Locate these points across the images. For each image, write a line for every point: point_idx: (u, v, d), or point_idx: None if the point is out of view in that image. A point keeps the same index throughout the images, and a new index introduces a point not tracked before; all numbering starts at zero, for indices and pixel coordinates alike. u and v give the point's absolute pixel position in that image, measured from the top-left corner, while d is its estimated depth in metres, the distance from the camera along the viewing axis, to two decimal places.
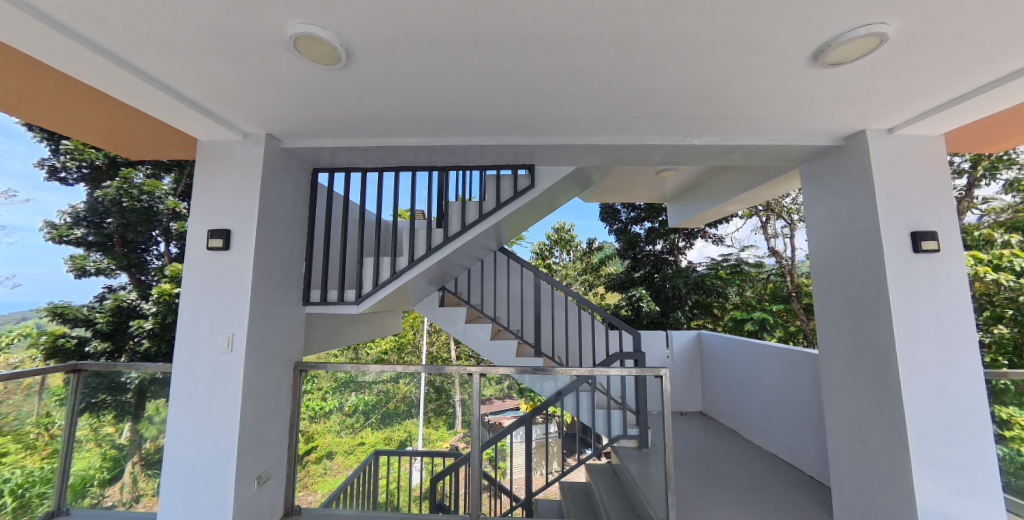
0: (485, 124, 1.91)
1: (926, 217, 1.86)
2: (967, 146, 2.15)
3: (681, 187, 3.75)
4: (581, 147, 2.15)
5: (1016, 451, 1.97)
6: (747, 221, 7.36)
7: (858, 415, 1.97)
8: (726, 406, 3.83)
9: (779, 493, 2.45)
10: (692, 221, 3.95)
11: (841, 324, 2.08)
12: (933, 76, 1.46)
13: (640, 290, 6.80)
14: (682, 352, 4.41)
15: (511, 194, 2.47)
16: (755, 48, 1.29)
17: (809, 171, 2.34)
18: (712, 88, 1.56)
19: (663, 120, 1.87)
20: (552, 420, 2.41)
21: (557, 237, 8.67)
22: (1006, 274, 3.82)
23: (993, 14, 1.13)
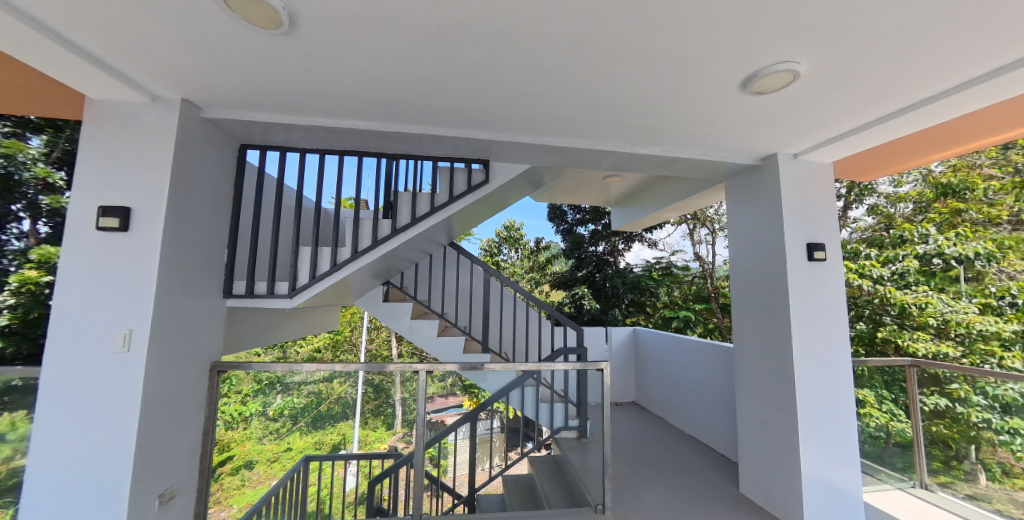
0: (443, 114, 1.86)
1: (818, 232, 2.22)
2: (848, 174, 2.61)
3: (625, 193, 3.98)
4: (537, 147, 2.20)
5: (863, 423, 2.54)
6: (678, 228, 7.96)
7: (763, 400, 2.29)
8: (657, 398, 4.14)
9: (699, 471, 2.75)
10: (633, 225, 4.23)
11: (752, 321, 2.39)
12: (829, 111, 1.74)
13: (583, 289, 7.32)
14: (619, 347, 4.72)
15: (464, 188, 2.45)
16: (698, 71, 1.43)
17: (731, 186, 2.65)
18: (659, 102, 1.70)
19: (615, 129, 1.99)
20: (495, 416, 2.50)
21: (507, 235, 8.82)
22: (866, 280, 4.64)
23: (874, 64, 1.38)
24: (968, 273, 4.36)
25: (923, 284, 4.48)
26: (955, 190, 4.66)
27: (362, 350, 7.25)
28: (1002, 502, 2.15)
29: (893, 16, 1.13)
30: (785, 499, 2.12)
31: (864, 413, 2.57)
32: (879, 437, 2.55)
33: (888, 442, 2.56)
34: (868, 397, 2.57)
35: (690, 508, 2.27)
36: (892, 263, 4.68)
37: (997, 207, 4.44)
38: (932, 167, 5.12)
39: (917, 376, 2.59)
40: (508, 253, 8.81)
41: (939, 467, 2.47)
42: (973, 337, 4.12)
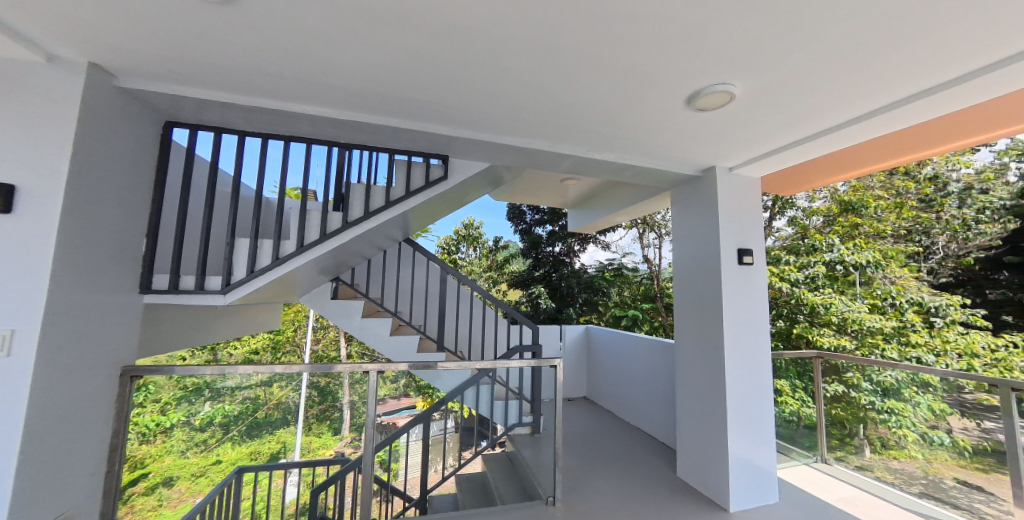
0: (402, 106, 1.80)
1: (749, 239, 2.47)
2: (774, 189, 2.92)
3: (581, 196, 4.11)
4: (498, 146, 2.20)
5: (778, 409, 2.96)
6: (629, 231, 8.21)
7: (699, 392, 2.50)
8: (606, 393, 4.34)
9: (643, 460, 2.93)
10: (588, 228, 4.39)
11: (691, 320, 2.60)
12: (760, 131, 1.95)
13: (539, 288, 7.70)
14: (572, 344, 4.88)
15: (421, 183, 2.37)
16: (652, 84, 1.53)
17: (676, 195, 2.85)
18: (616, 111, 1.78)
19: (574, 133, 2.05)
20: (450, 415, 2.42)
21: (465, 234, 8.46)
22: (783, 283, 5.17)
23: (795, 91, 1.57)
24: (863, 277, 5.10)
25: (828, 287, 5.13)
26: (855, 207, 5.40)
27: (307, 351, 6.75)
28: (880, 470, 2.58)
29: (811, 50, 1.30)
30: (716, 480, 2.34)
31: (781, 400, 3.01)
32: (792, 421, 2.96)
33: (798, 424, 2.95)
34: (783, 387, 3.01)
35: (634, 494, 2.42)
36: (806, 269, 5.24)
37: (884, 223, 5.34)
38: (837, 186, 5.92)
39: (821, 366, 2.98)
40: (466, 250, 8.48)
41: (836, 445, 2.86)
42: (864, 332, 4.73)
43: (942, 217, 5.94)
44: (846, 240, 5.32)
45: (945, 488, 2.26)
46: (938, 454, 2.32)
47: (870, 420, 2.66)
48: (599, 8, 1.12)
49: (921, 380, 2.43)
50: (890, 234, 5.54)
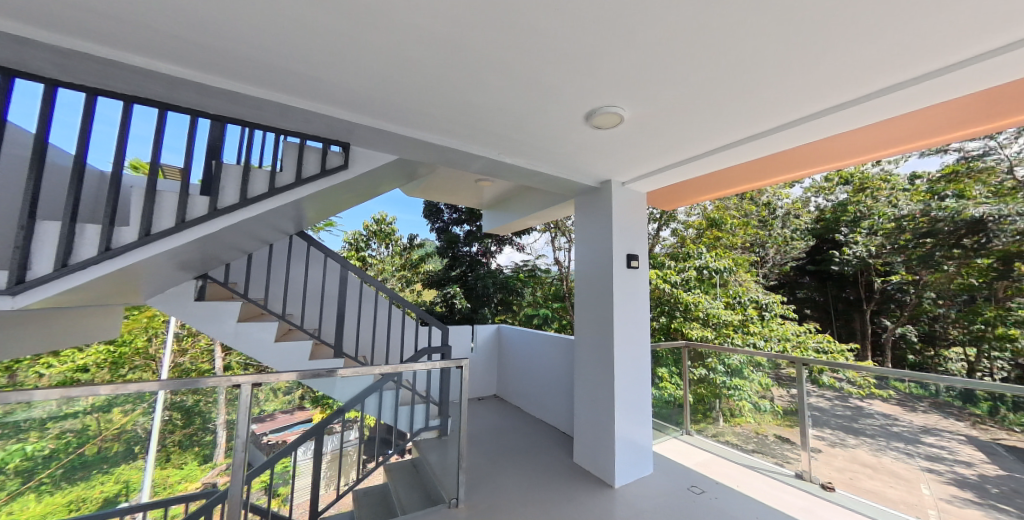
0: (292, 82, 1.60)
1: (637, 246, 2.81)
2: (659, 204, 3.38)
3: (495, 198, 4.19)
4: (406, 139, 2.11)
5: (659, 392, 3.43)
6: (542, 235, 8.73)
7: (594, 383, 2.75)
8: (515, 390, 4.47)
9: (545, 451, 3.10)
10: (502, 229, 4.48)
11: (588, 318, 2.85)
12: (645, 152, 2.23)
13: (454, 288, 7.45)
14: (484, 344, 4.90)
15: (316, 171, 2.13)
16: (556, 96, 1.65)
17: (579, 203, 3.09)
18: (524, 118, 1.86)
19: (484, 135, 2.09)
20: (350, 427, 2.13)
21: (376, 229, 8.41)
22: (663, 282, 5.90)
23: (669, 120, 1.85)
24: (723, 280, 6.19)
25: (699, 287, 5.99)
26: (718, 224, 6.57)
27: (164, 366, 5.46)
28: (729, 435, 3.20)
29: (678, 85, 1.55)
30: (604, 460, 2.62)
31: (661, 384, 3.49)
32: (670, 402, 3.46)
33: (673, 405, 3.47)
34: (662, 374, 3.47)
35: (535, 485, 2.54)
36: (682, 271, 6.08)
37: (736, 237, 6.63)
38: (706, 206, 7.12)
39: (688, 353, 3.51)
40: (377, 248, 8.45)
41: (701, 418, 3.42)
42: (722, 325, 5.70)
43: (772, 234, 7.61)
44: (710, 249, 6.44)
45: (769, 442, 2.89)
46: (764, 417, 2.94)
47: (724, 395, 3.25)
48: (504, 11, 1.17)
49: (755, 361, 3.03)
50: (737, 246, 6.93)
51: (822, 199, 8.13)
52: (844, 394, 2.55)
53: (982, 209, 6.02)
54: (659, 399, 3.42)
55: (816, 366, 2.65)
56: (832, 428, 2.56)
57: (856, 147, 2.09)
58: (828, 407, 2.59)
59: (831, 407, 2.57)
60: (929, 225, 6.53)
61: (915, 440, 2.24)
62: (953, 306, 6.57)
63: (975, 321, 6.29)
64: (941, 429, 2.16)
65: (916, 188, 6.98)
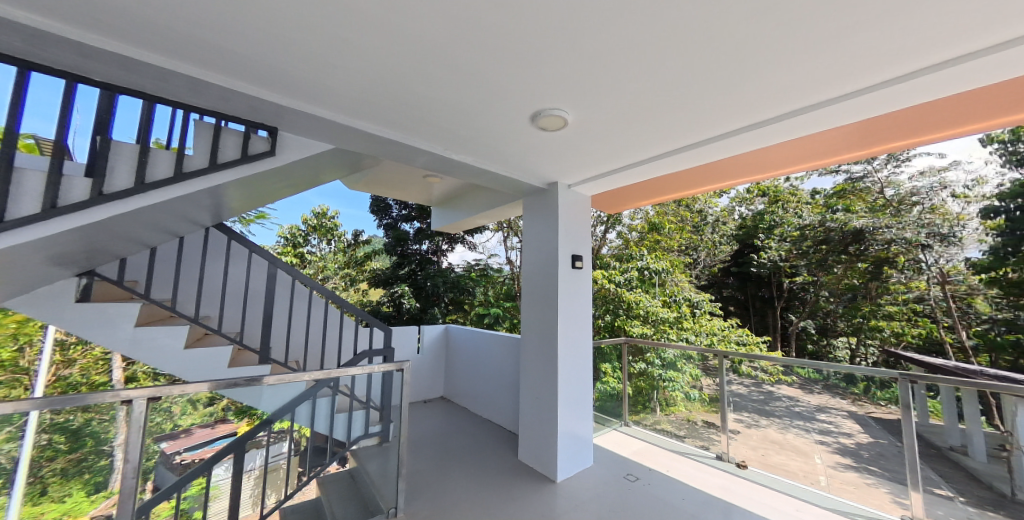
0: (206, 55, 1.43)
1: (581, 247, 2.91)
2: (604, 207, 3.53)
3: (444, 195, 4.09)
4: (343, 128, 1.99)
5: (604, 386, 3.59)
6: (496, 234, 8.56)
7: (539, 380, 2.80)
8: (462, 391, 4.41)
9: (490, 451, 3.09)
10: (451, 227, 4.40)
11: (534, 317, 2.89)
12: (588, 156, 2.33)
13: (403, 287, 7.47)
14: (431, 345, 4.72)
15: (234, 155, 1.92)
16: (502, 95, 1.66)
17: (527, 203, 3.13)
18: (471, 115, 1.85)
19: (430, 130, 2.03)
20: (282, 438, 1.90)
21: (316, 223, 7.56)
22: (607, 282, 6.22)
23: (609, 127, 1.94)
24: (661, 280, 6.64)
25: (640, 287, 6.39)
26: (658, 228, 7.07)
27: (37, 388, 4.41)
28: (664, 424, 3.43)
29: (615, 94, 1.63)
30: (548, 456, 2.68)
31: (604, 378, 3.65)
32: (611, 395, 3.62)
33: (613, 399, 3.64)
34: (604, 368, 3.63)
35: (478, 487, 2.52)
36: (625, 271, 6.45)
37: (674, 240, 7.19)
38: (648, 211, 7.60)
39: (627, 349, 3.73)
40: (318, 244, 7.64)
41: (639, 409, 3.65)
42: (661, 322, 6.11)
43: None
44: (651, 251, 6.89)
45: (698, 428, 3.15)
46: (694, 405, 3.19)
47: (660, 386, 3.51)
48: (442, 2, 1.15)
49: (686, 354, 3.31)
50: (673, 249, 7.49)
51: (744, 208, 9.09)
52: (759, 381, 2.88)
53: (863, 221, 7.13)
54: (604, 392, 3.58)
55: (735, 358, 2.94)
56: (749, 412, 2.87)
57: (770, 161, 2.36)
58: (746, 393, 2.90)
59: (748, 393, 2.89)
60: (824, 232, 7.65)
61: (811, 417, 2.59)
62: (840, 303, 7.88)
63: (855, 315, 7.59)
64: (832, 406, 2.52)
65: (816, 202, 8.09)
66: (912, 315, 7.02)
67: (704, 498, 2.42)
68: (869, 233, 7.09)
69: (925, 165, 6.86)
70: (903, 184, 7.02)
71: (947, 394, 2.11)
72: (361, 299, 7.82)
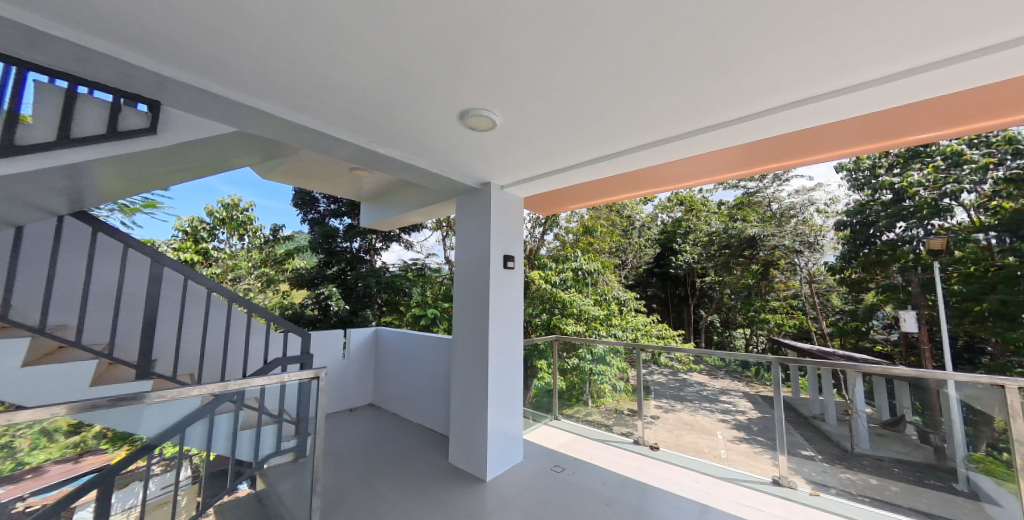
0: (52, 5, 1.18)
1: (512, 247, 2.97)
2: (537, 208, 3.63)
3: (375, 190, 3.85)
4: (246, 109, 1.78)
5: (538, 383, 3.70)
6: (434, 232, 8.40)
7: (470, 381, 2.78)
8: (392, 396, 4.21)
9: (418, 456, 2.99)
10: (382, 224, 4.17)
11: (466, 316, 2.87)
12: (519, 158, 2.38)
13: (330, 287, 6.95)
14: (357, 350, 4.37)
15: (98, 130, 1.62)
16: (428, 90, 1.62)
17: (459, 202, 3.09)
18: (396, 108, 1.78)
19: (351, 120, 1.91)
20: (180, 464, 1.64)
21: (225, 216, 6.53)
22: (544, 282, 6.44)
23: (536, 131, 2.01)
24: (593, 279, 7.03)
25: (575, 287, 6.72)
26: (591, 231, 7.49)
27: None
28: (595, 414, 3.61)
29: (540, 99, 1.69)
30: (478, 456, 2.68)
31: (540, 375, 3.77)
32: (543, 391, 3.73)
33: (544, 395, 3.75)
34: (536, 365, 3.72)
35: (404, 496, 2.42)
36: (561, 272, 6.74)
37: (604, 243, 7.69)
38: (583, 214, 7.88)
39: (558, 345, 3.88)
40: (226, 239, 6.65)
41: (571, 403, 3.77)
42: (594, 321, 6.39)
43: (630, 243, 9.07)
44: (585, 253, 7.28)
45: (625, 417, 3.37)
46: (620, 395, 3.39)
47: (591, 379, 3.67)
48: None
49: (615, 349, 3.51)
50: (605, 250, 8.00)
51: (666, 215, 9.98)
52: (676, 370, 3.19)
53: (755, 230, 8.39)
54: (540, 388, 3.70)
55: (654, 350, 3.24)
56: (667, 398, 3.17)
57: (679, 173, 2.64)
58: (665, 381, 3.20)
59: (666, 381, 3.18)
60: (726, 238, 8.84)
61: (714, 398, 2.96)
62: (739, 298, 9.38)
63: (749, 309, 9.19)
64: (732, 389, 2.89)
65: (722, 211, 9.25)
66: (790, 309, 8.68)
67: (623, 481, 2.62)
68: (760, 240, 8.38)
69: (799, 186, 8.11)
70: (784, 200, 8.35)
71: (812, 374, 2.60)
72: (282, 302, 7.05)
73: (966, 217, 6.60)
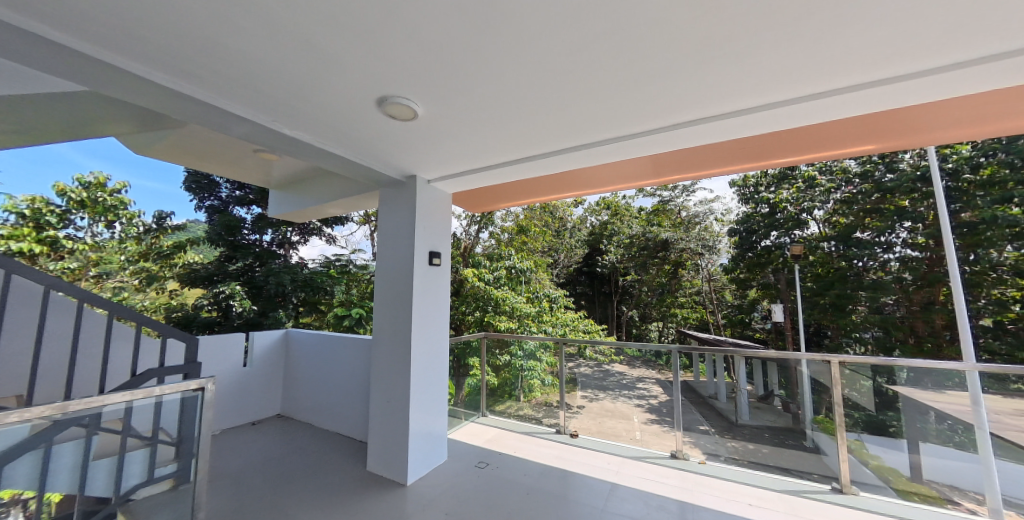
0: None
1: (438, 244, 2.90)
2: (468, 205, 3.59)
3: (288, 177, 3.44)
4: (104, 67, 1.47)
5: (468, 380, 3.69)
6: (360, 228, 7.92)
7: (392, 385, 2.65)
8: (304, 406, 3.82)
9: (332, 467, 2.77)
10: (296, 215, 3.75)
11: (387, 316, 2.73)
12: (445, 152, 2.33)
13: (232, 286, 6.00)
14: (263, 356, 3.87)
15: None
16: (341, 71, 1.51)
17: (382, 195, 2.92)
18: (303, 87, 1.62)
19: (249, 95, 1.70)
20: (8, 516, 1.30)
21: (79, 195, 5.33)
22: (478, 279, 6.45)
23: (459, 125, 1.98)
24: (526, 278, 7.15)
25: (508, 285, 6.79)
26: (525, 230, 7.64)
27: None
28: (527, 408, 3.69)
29: (462, 94, 1.68)
30: (398, 460, 2.58)
31: (472, 373, 3.76)
32: (471, 389, 3.71)
33: (473, 393, 3.74)
34: (466, 363, 3.69)
35: (312, 512, 2.22)
36: (496, 271, 6.78)
37: (537, 242, 7.89)
38: (517, 213, 8.02)
39: (487, 343, 3.87)
40: (87, 226, 5.45)
41: (501, 399, 3.80)
42: (528, 319, 6.51)
43: (561, 243, 9.43)
44: (519, 252, 7.41)
45: (553, 408, 3.49)
46: (547, 390, 3.53)
47: (523, 375, 3.72)
48: None
49: (545, 344, 3.65)
50: (538, 249, 8.20)
51: (594, 218, 10.57)
52: (599, 362, 3.48)
53: (668, 234, 9.31)
54: (469, 386, 3.69)
55: (580, 344, 3.46)
56: (591, 388, 3.43)
57: (599, 178, 2.84)
58: (590, 373, 3.47)
59: (591, 372, 3.46)
60: (644, 240, 9.72)
61: (632, 386, 3.29)
62: (653, 294, 10.39)
63: (664, 307, 10.25)
64: (645, 378, 3.22)
65: (642, 216, 9.87)
66: (695, 303, 9.93)
67: (545, 470, 2.74)
68: (672, 243, 9.37)
69: (702, 197, 9.17)
70: (691, 208, 9.32)
71: (709, 360, 3.01)
72: (169, 303, 6.00)
73: (817, 228, 8.37)
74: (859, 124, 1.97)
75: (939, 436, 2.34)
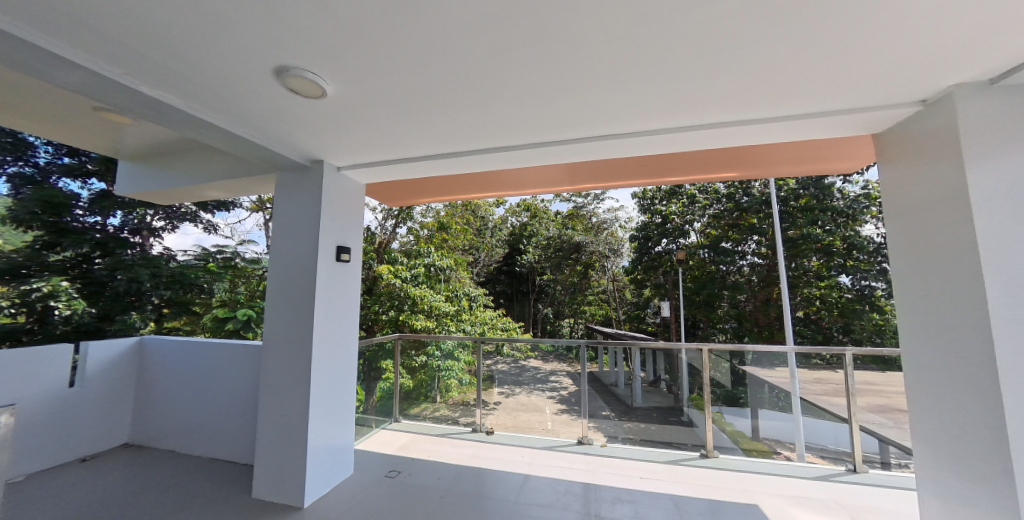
0: None
1: (348, 238, 2.67)
2: (383, 198, 3.37)
3: (147, 147, 2.82)
4: None
5: (381, 384, 3.48)
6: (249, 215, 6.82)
7: (287, 397, 2.36)
8: (169, 426, 3.19)
9: (206, 500, 2.36)
10: (156, 194, 3.09)
11: (284, 317, 2.42)
12: (357, 138, 2.15)
13: (54, 283, 5.01)
14: (104, 370, 3.13)
15: None
16: (228, 28, 1.29)
17: (279, 180, 2.59)
18: (176, 39, 1.35)
19: (96, 38, 1.35)
20: None
21: None
22: (394, 277, 6.18)
23: (373, 111, 1.84)
24: (446, 276, 6.92)
25: (425, 283, 6.55)
26: (446, 227, 7.38)
27: None
28: (444, 409, 3.61)
29: (377, 78, 1.57)
30: (292, 480, 2.31)
31: (385, 376, 3.56)
32: (383, 392, 3.49)
33: (386, 396, 3.54)
34: (378, 365, 3.48)
35: None
36: (412, 269, 6.53)
37: (460, 240, 7.68)
38: (438, 209, 7.79)
39: (401, 344, 3.69)
40: None
41: (418, 401, 3.66)
42: (445, 318, 6.34)
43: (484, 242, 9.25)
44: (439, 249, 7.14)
45: (471, 405, 3.48)
46: (465, 389, 3.50)
47: (439, 375, 3.63)
48: None
49: (462, 343, 3.62)
50: (460, 246, 7.98)
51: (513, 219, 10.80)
52: (516, 358, 3.53)
53: (580, 237, 10.01)
54: (381, 389, 3.48)
55: (498, 342, 3.48)
56: (508, 384, 3.51)
57: (518, 180, 2.90)
58: (507, 368, 3.53)
59: (508, 368, 3.52)
60: (558, 242, 10.26)
61: (545, 379, 3.43)
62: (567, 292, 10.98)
63: (576, 304, 10.72)
64: (555, 371, 3.39)
65: (558, 219, 10.35)
66: (602, 301, 10.75)
67: (459, 471, 2.71)
68: (583, 246, 10.07)
69: (609, 205, 10.01)
70: (600, 215, 10.13)
71: (611, 352, 3.29)
72: None
73: (695, 238, 9.77)
74: (732, 152, 2.35)
75: (771, 402, 2.91)
